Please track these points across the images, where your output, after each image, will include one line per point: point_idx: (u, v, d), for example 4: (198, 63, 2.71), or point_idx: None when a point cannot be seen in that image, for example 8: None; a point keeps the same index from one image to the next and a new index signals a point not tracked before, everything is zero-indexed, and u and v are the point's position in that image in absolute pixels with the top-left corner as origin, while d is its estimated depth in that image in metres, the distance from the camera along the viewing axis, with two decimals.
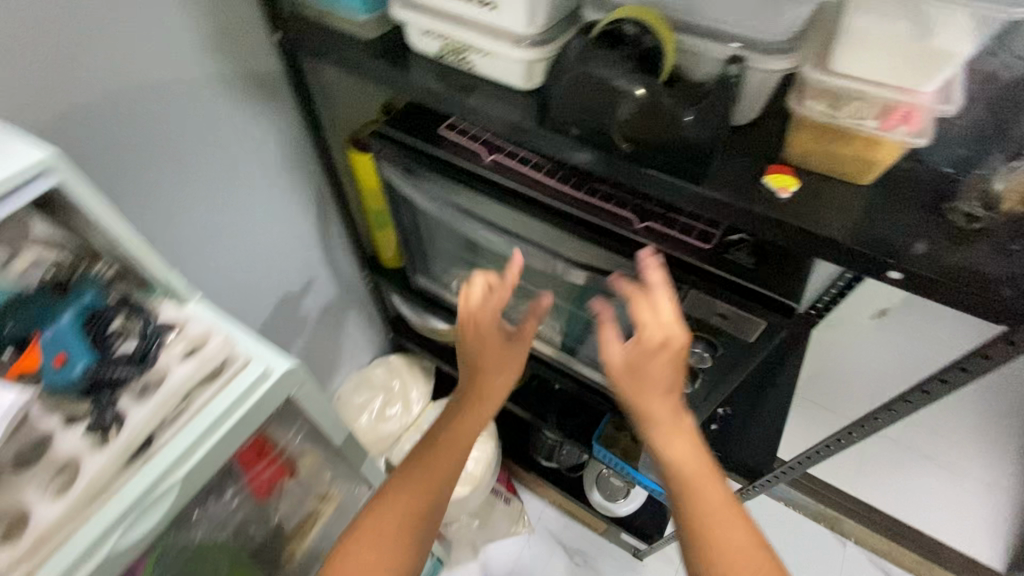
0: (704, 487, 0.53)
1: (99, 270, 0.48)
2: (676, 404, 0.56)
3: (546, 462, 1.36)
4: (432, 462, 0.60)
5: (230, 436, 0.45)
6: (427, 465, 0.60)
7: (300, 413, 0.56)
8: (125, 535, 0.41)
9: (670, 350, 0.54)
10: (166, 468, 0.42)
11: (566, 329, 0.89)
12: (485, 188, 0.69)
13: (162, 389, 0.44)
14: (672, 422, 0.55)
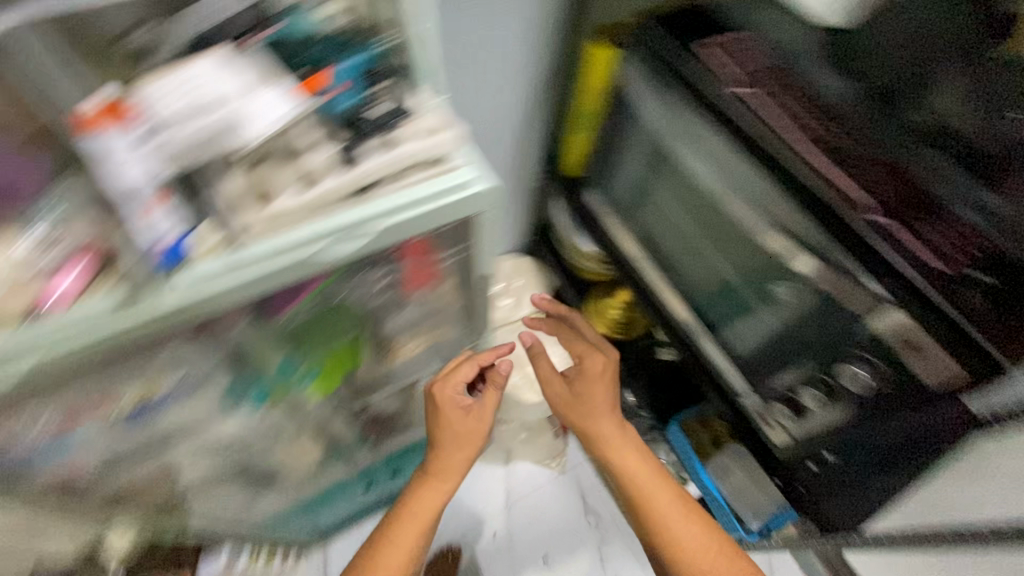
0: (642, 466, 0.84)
1: (389, 37, 0.54)
2: (602, 415, 0.86)
3: None
4: (434, 483, 0.83)
5: (430, 216, 0.51)
6: (429, 487, 0.83)
7: (472, 237, 0.62)
8: (330, 247, 0.48)
9: (601, 372, 0.90)
10: (378, 213, 0.49)
11: (716, 300, 0.86)
12: (719, 110, 0.66)
13: (400, 150, 0.50)
14: (608, 431, 0.86)
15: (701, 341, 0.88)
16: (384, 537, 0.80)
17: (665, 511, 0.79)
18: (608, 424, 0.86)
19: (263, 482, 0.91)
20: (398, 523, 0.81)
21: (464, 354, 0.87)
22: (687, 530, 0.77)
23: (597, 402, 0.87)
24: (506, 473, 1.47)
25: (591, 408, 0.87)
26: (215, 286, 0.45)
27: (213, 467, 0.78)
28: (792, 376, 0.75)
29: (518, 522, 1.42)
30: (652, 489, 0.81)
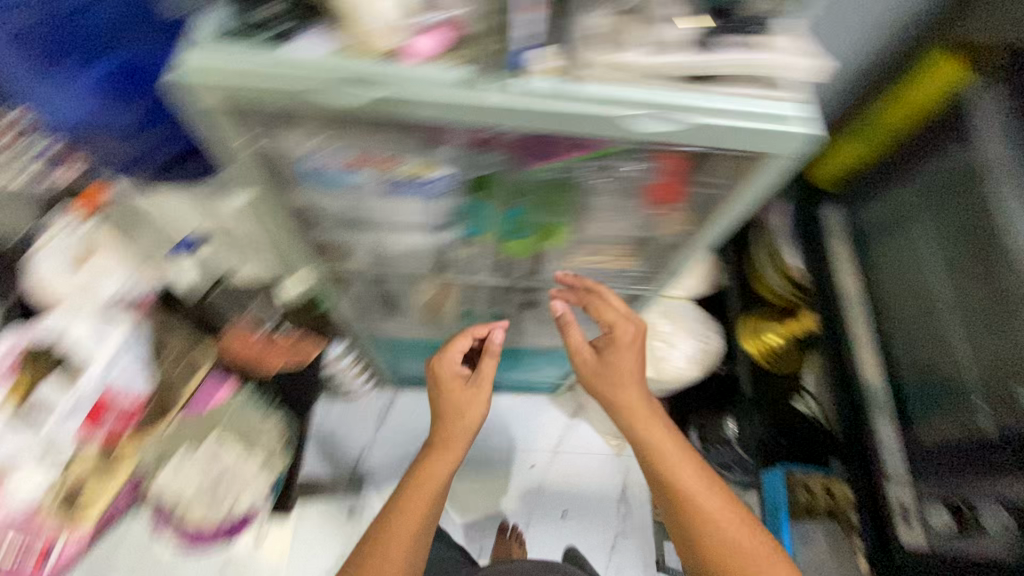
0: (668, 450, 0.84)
1: None
2: (626, 382, 0.87)
3: None
4: (446, 451, 0.90)
5: (740, 133, 0.48)
6: (438, 462, 0.89)
7: (742, 180, 0.58)
8: (642, 119, 0.47)
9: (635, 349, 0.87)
10: (699, 107, 0.47)
11: (921, 382, 0.97)
12: None
13: (752, 55, 0.47)
14: (634, 408, 0.86)
15: (877, 419, 1.00)
16: (399, 503, 0.86)
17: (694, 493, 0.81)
18: (630, 391, 0.87)
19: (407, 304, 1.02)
20: (409, 499, 0.86)
21: (465, 334, 0.97)
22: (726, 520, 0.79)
23: (620, 370, 0.88)
24: (569, 423, 1.50)
25: (613, 378, 0.88)
26: (534, 105, 0.47)
27: (385, 269, 0.87)
28: (967, 474, 0.84)
29: (557, 469, 1.45)
30: (678, 468, 0.83)
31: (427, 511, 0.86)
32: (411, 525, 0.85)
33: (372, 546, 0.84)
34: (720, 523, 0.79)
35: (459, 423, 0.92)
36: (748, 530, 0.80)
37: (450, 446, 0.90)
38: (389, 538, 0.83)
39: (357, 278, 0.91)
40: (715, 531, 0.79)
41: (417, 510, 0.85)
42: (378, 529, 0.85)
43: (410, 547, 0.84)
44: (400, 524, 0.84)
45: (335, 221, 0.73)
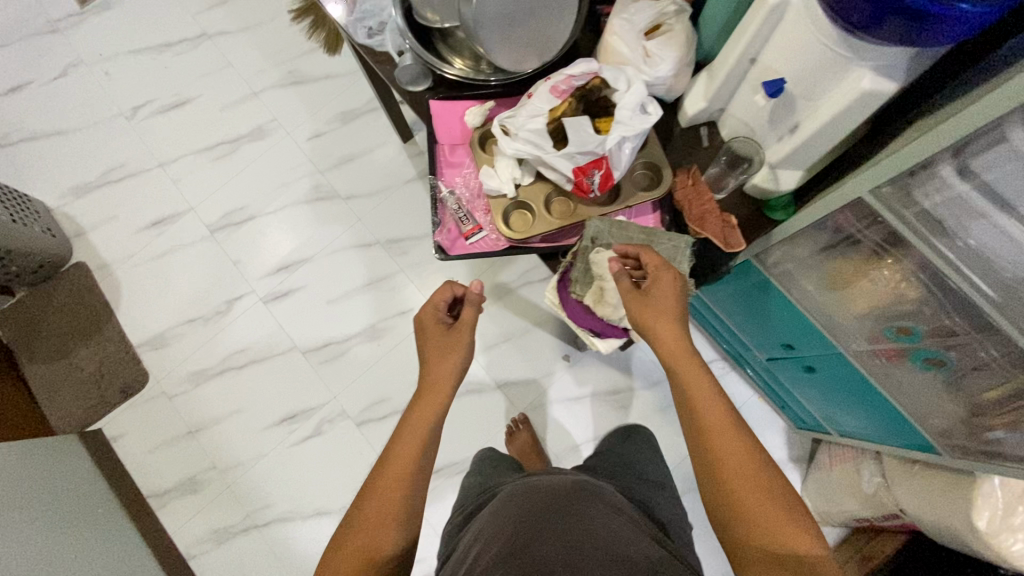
0: (706, 410, 0.74)
1: None
2: (669, 320, 0.78)
3: None
4: (434, 396, 0.88)
5: None
6: (421, 415, 0.85)
7: None
8: None
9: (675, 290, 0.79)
10: None
11: None
12: None
13: None
14: (677, 351, 0.78)
15: None
16: (389, 452, 0.81)
17: (715, 435, 0.72)
18: (669, 326, 0.78)
19: (838, 281, 0.96)
20: (392, 448, 0.82)
21: (447, 284, 0.97)
22: (745, 470, 0.69)
23: (656, 297, 0.80)
24: (787, 463, 1.57)
25: (651, 308, 0.79)
26: None
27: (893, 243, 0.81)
28: None
29: None
30: (704, 411, 0.74)
31: (405, 463, 0.80)
32: (396, 478, 0.78)
33: (380, 472, 0.80)
34: (757, 499, 0.68)
35: (443, 364, 0.91)
36: (772, 490, 0.69)
37: (433, 393, 0.88)
38: (382, 482, 0.78)
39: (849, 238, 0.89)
40: (755, 508, 0.68)
41: (398, 459, 0.80)
42: (375, 472, 0.80)
43: (400, 508, 0.77)
44: (386, 476, 0.79)
45: (965, 177, 0.65)
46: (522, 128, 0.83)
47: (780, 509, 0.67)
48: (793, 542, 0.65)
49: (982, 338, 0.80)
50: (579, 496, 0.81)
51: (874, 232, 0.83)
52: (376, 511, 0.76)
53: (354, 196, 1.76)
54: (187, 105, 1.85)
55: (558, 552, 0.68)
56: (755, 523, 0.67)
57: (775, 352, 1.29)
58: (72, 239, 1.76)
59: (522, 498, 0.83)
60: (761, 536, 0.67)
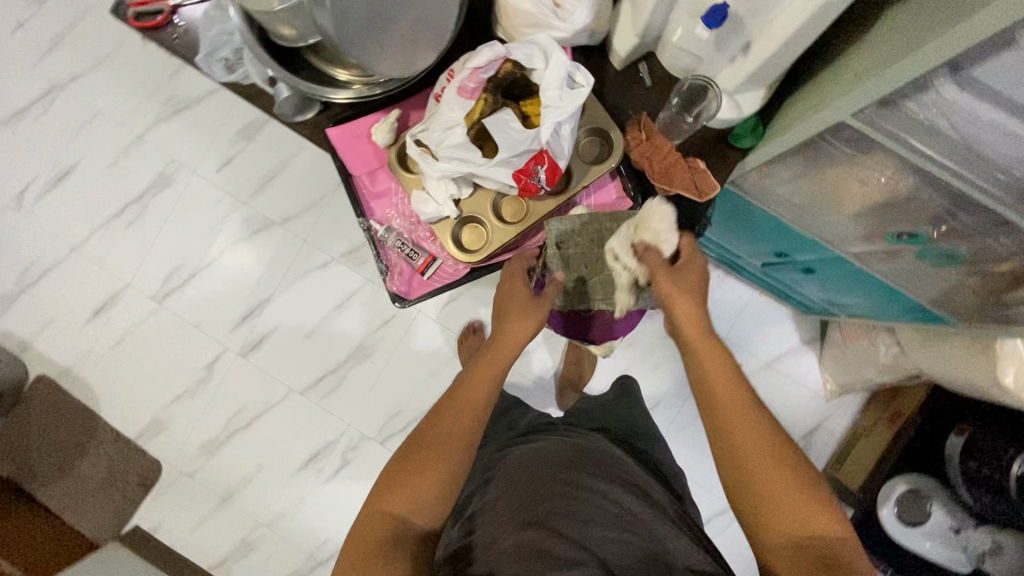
0: (719, 379, 0.69)
1: None
2: (688, 291, 0.76)
3: (954, 439, 1.27)
4: (499, 361, 0.77)
5: None
6: (484, 376, 0.75)
7: None
8: None
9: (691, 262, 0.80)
10: None
11: None
12: None
13: None
14: (692, 319, 0.75)
15: None
16: (442, 410, 0.71)
17: (730, 407, 0.66)
18: (687, 296, 0.76)
19: (824, 191, 0.88)
20: (448, 406, 0.72)
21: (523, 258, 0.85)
22: (759, 440, 0.64)
23: (688, 280, 0.77)
24: (802, 347, 1.58)
25: (667, 284, 0.76)
26: None
27: (878, 153, 0.72)
28: None
29: (764, 377, 1.58)
30: (712, 377, 0.69)
31: (455, 424, 0.70)
32: (446, 438, 0.68)
33: (439, 410, 0.71)
34: (777, 474, 0.62)
35: (518, 329, 0.79)
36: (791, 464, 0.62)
37: (502, 359, 0.77)
38: (430, 438, 0.69)
39: (830, 152, 0.79)
40: (775, 483, 0.61)
41: (452, 418, 0.70)
42: (424, 427, 0.70)
43: (454, 461, 0.67)
44: (436, 433, 0.69)
45: (964, 86, 0.55)
46: (442, 146, 0.72)
47: (803, 489, 0.61)
48: (816, 517, 0.60)
49: (990, 230, 0.73)
50: (602, 475, 0.75)
51: (857, 146, 0.73)
52: (434, 454, 0.67)
53: (289, 217, 1.60)
54: (73, 173, 1.64)
55: (580, 548, 0.64)
56: (776, 499, 0.61)
57: (770, 258, 1.23)
58: (21, 355, 1.64)
59: (530, 468, 0.76)
60: (783, 513, 0.60)
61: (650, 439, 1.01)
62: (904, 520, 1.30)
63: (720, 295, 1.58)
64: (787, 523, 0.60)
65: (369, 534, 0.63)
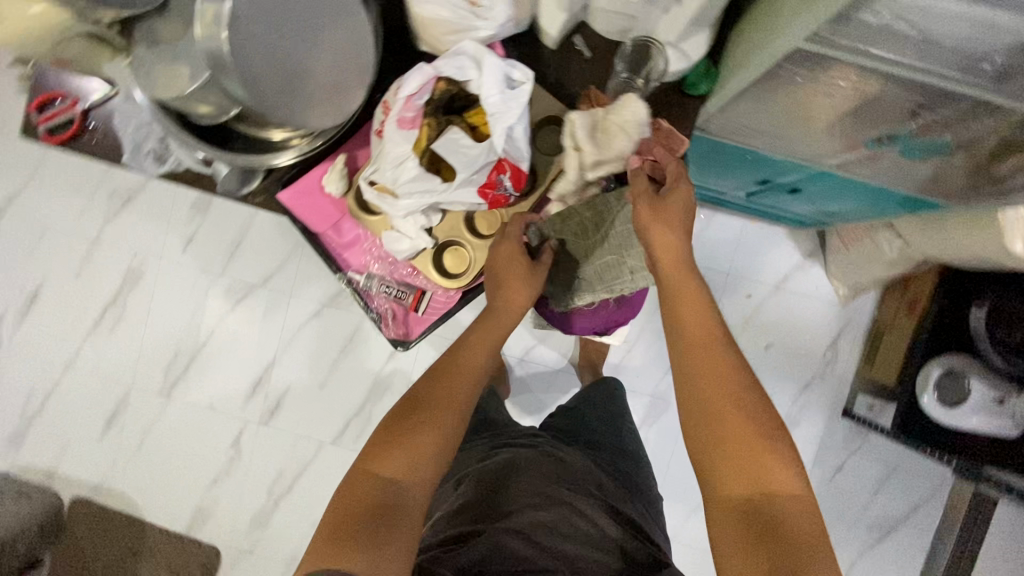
0: (698, 332, 0.73)
1: None
2: (675, 227, 0.73)
3: (976, 312, 1.26)
4: (489, 335, 0.76)
5: None
6: (474, 350, 0.75)
7: None
8: None
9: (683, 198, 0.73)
10: None
11: None
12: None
13: None
14: (677, 266, 0.75)
15: None
16: (433, 382, 0.72)
17: (702, 360, 0.71)
18: (670, 234, 0.73)
19: (792, 115, 0.85)
20: (441, 378, 0.72)
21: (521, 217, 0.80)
22: (730, 405, 0.67)
23: (673, 211, 0.73)
24: (806, 262, 1.56)
25: (645, 209, 0.74)
26: None
27: (837, 69, 0.69)
28: None
29: (776, 301, 1.57)
30: (693, 328, 0.73)
31: (449, 397, 0.70)
32: (443, 414, 0.69)
33: (436, 375, 0.72)
34: (742, 430, 0.66)
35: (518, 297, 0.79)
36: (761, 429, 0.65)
37: (492, 333, 0.77)
38: (423, 407, 0.69)
39: (788, 78, 0.76)
40: (737, 436, 0.66)
41: (446, 393, 0.71)
42: (422, 393, 0.71)
43: (450, 430, 0.68)
44: (433, 404, 0.69)
45: None
46: (399, 183, 0.68)
47: (768, 453, 0.64)
48: (778, 475, 0.63)
49: (969, 114, 0.71)
50: (580, 494, 0.80)
51: (814, 66, 0.70)
52: (423, 423, 0.68)
53: (268, 277, 1.57)
54: (42, 294, 1.59)
55: (557, 561, 0.68)
56: (740, 453, 0.65)
57: (753, 187, 1.21)
58: (50, 484, 1.62)
59: (518, 482, 0.81)
60: (748, 467, 0.64)
61: (630, 462, 1.05)
62: (945, 404, 1.28)
63: (713, 234, 1.56)
64: (752, 477, 0.63)
65: (357, 493, 0.63)
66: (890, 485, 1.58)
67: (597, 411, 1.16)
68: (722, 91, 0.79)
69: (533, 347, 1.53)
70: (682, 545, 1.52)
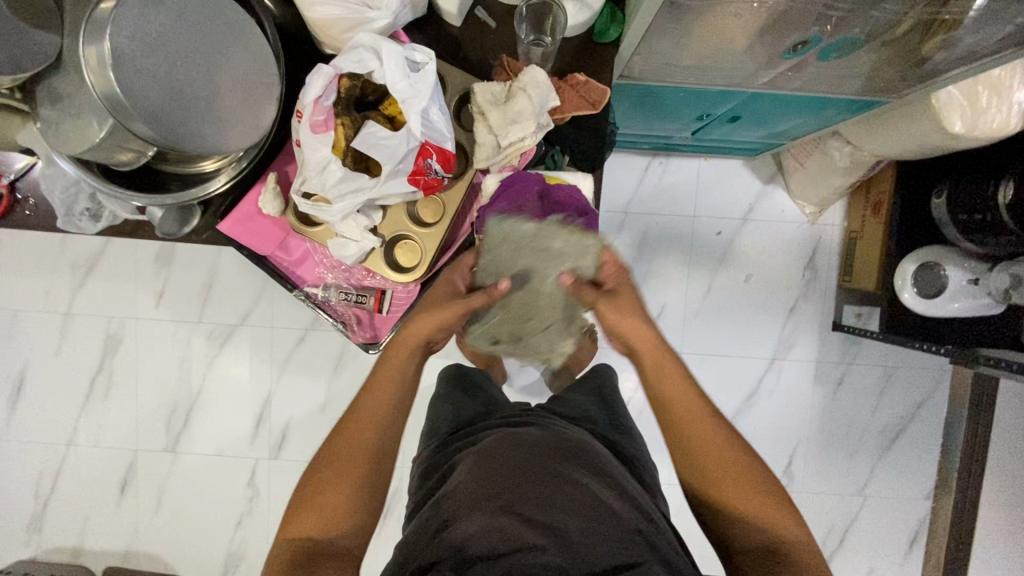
0: (682, 405, 0.81)
1: None
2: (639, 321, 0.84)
3: (936, 203, 1.29)
4: (390, 380, 0.81)
5: None
6: (382, 395, 0.80)
7: None
8: None
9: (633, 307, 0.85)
10: None
11: None
12: None
13: None
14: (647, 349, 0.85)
15: None
16: (339, 441, 0.77)
17: (695, 426, 0.79)
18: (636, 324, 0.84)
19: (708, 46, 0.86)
20: (345, 435, 0.77)
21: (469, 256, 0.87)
22: (728, 464, 0.76)
23: (625, 308, 0.84)
24: (766, 188, 1.57)
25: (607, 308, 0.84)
26: None
27: None
28: None
29: (746, 233, 1.58)
30: (679, 400, 0.81)
31: (354, 450, 0.76)
32: (347, 468, 0.75)
33: (340, 434, 0.78)
34: (742, 485, 0.75)
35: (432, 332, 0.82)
36: (747, 479, 0.75)
37: (401, 372, 0.82)
38: (329, 469, 0.75)
39: (690, 7, 0.77)
40: (739, 490, 0.75)
41: (353, 449, 0.76)
42: (330, 453, 0.76)
43: (357, 482, 0.74)
44: (341, 461, 0.75)
45: None
46: (329, 189, 0.69)
47: (766, 496, 0.74)
48: (779, 515, 0.73)
49: None
50: (569, 460, 0.80)
51: None
52: (332, 490, 0.73)
53: (246, 314, 1.57)
54: (27, 377, 1.59)
55: (544, 533, 0.69)
56: (743, 504, 0.74)
57: (695, 124, 1.21)
58: (78, 561, 1.62)
59: (509, 456, 0.80)
60: (751, 512, 0.74)
61: (623, 435, 1.05)
62: (927, 295, 1.27)
63: (671, 180, 1.57)
64: (760, 519, 0.73)
65: (278, 558, 0.71)
66: (893, 385, 1.61)
67: (591, 396, 1.15)
68: (629, 36, 0.85)
69: None
70: None
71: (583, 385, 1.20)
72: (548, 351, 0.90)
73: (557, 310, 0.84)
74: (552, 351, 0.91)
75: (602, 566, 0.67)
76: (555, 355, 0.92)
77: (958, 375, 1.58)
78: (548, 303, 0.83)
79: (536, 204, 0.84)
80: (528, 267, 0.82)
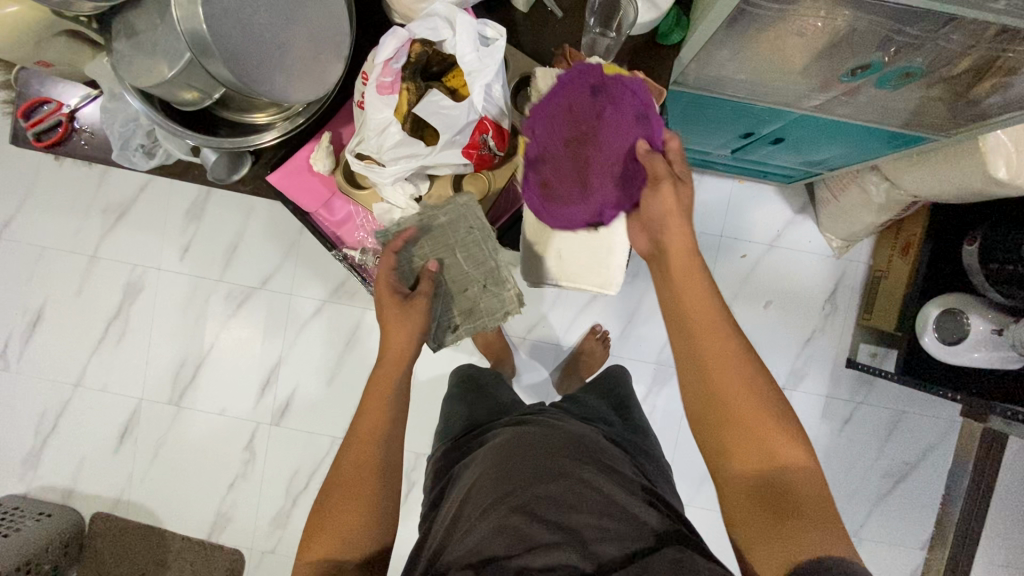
0: (698, 315, 0.74)
1: None
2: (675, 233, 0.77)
3: (968, 248, 1.27)
4: (381, 378, 0.76)
5: None
6: (376, 398, 0.74)
7: None
8: None
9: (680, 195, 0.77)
10: None
11: None
12: None
13: None
14: (672, 256, 0.77)
15: None
16: (342, 460, 0.71)
17: (708, 344, 0.73)
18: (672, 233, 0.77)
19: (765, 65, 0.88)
20: (347, 451, 0.72)
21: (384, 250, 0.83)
22: (737, 385, 0.70)
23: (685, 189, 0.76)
24: (797, 217, 1.57)
25: (669, 192, 0.75)
26: None
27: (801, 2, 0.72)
28: None
29: (771, 259, 1.58)
30: (696, 310, 0.74)
31: (360, 460, 0.70)
32: (357, 479, 0.69)
33: (344, 451, 0.72)
34: (755, 411, 0.70)
35: (398, 335, 0.77)
36: (767, 406, 0.70)
37: (394, 367, 0.76)
38: (337, 489, 0.69)
39: (755, 19, 0.78)
40: (750, 413, 0.70)
41: (361, 460, 0.70)
42: (334, 476, 0.70)
43: (368, 487, 0.69)
44: (350, 474, 0.70)
45: None
46: (384, 150, 0.70)
47: (778, 423, 0.69)
48: (791, 449, 0.69)
49: (937, 31, 0.73)
50: (579, 457, 0.80)
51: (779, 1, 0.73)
52: (345, 505, 0.68)
53: (267, 278, 1.58)
54: (45, 314, 1.61)
55: (557, 532, 0.68)
56: (755, 430, 0.69)
57: (736, 143, 1.22)
58: (68, 502, 1.63)
59: (526, 456, 0.80)
60: (760, 438, 0.69)
61: (638, 436, 1.05)
62: (946, 341, 1.27)
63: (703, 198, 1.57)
64: (767, 450, 0.69)
65: None
66: (901, 430, 1.59)
67: (603, 399, 1.15)
68: (689, 44, 0.89)
69: (534, 326, 1.55)
70: (699, 508, 1.53)
71: (596, 388, 1.20)
72: (499, 299, 0.85)
73: (467, 246, 0.84)
74: (502, 296, 0.85)
75: (613, 561, 0.66)
76: (511, 301, 0.84)
77: (968, 429, 1.56)
78: (455, 243, 0.84)
79: (587, 99, 0.82)
80: (454, 245, 0.83)
